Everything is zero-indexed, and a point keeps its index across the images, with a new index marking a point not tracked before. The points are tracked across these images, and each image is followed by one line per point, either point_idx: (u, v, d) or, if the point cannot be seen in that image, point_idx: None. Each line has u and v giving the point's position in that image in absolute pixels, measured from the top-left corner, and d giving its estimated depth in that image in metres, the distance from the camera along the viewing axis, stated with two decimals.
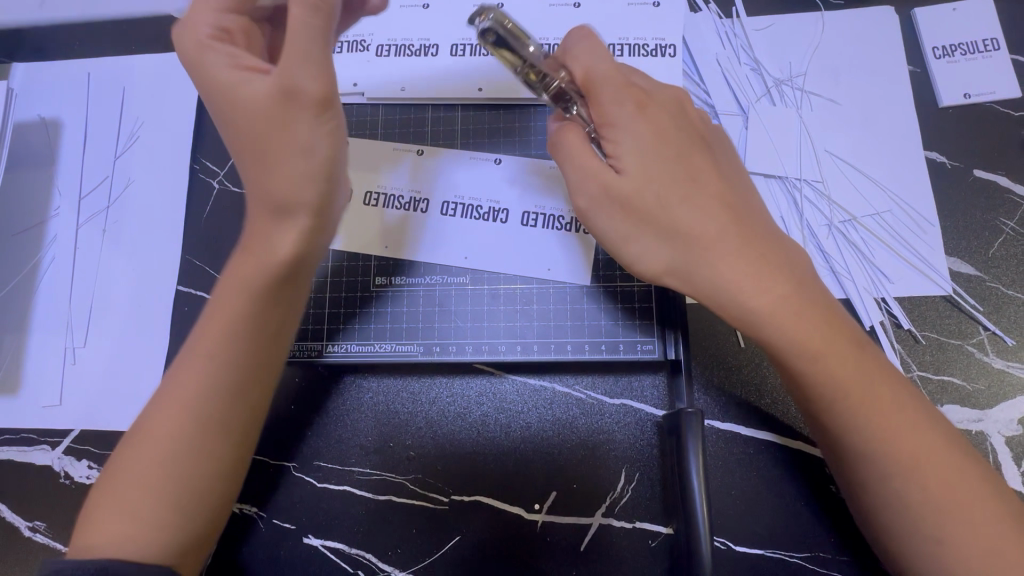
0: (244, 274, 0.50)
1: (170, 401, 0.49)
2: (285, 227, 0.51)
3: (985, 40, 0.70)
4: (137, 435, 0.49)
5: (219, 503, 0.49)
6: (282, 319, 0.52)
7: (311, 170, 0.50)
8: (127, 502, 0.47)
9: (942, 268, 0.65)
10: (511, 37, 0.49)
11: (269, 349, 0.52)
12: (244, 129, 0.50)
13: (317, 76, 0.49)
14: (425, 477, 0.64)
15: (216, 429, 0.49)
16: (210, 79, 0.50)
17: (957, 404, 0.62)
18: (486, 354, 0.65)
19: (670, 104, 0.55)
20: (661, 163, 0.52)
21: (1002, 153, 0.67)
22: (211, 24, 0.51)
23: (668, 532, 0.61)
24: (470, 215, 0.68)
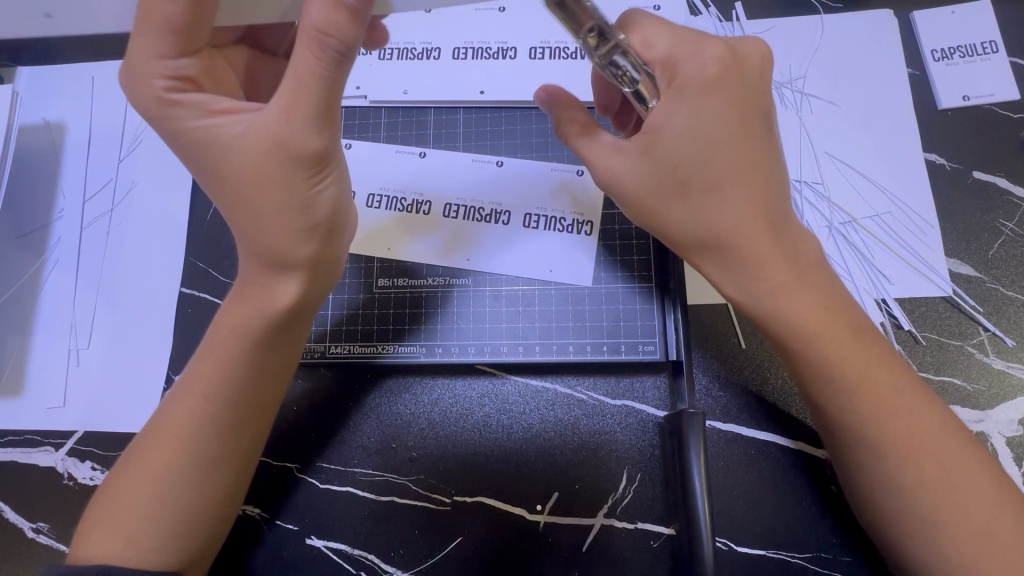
0: (242, 319, 0.52)
1: (163, 436, 0.51)
2: (290, 280, 0.52)
3: (984, 43, 0.70)
4: (133, 462, 0.51)
5: (212, 527, 0.52)
6: (275, 360, 0.54)
7: (312, 227, 0.50)
8: (123, 523, 0.49)
9: (941, 269, 0.65)
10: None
11: (263, 390, 0.53)
12: (231, 184, 0.49)
13: (314, 133, 0.47)
14: (427, 478, 0.64)
15: (210, 463, 0.51)
16: (183, 134, 0.49)
17: (958, 404, 0.62)
18: (488, 355, 0.65)
19: (748, 80, 0.49)
20: (710, 148, 0.48)
21: (1001, 155, 0.68)
22: (165, 75, 0.48)
23: (670, 533, 0.61)
24: (472, 217, 0.69)
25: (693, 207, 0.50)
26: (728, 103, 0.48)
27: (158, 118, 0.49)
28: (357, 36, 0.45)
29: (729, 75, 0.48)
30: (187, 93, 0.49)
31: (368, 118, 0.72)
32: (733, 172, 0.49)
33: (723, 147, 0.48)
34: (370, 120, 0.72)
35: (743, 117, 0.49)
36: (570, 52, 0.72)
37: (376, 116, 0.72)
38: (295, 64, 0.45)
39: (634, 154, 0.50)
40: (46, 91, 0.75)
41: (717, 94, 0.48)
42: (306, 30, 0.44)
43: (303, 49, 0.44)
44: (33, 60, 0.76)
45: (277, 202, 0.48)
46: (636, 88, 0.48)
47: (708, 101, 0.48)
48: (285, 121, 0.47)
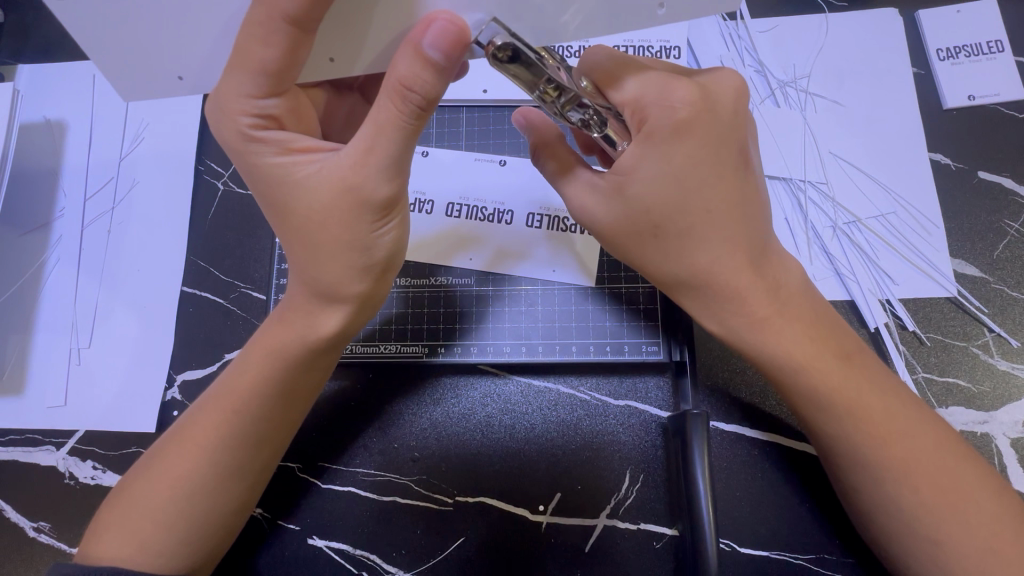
0: (282, 344, 0.51)
1: (184, 443, 0.51)
2: (335, 313, 0.51)
3: (990, 42, 0.70)
4: (151, 466, 0.51)
5: (220, 535, 0.52)
6: (307, 378, 0.53)
7: (369, 267, 0.49)
8: (135, 528, 0.49)
9: (947, 270, 0.65)
10: (527, 49, 0.41)
11: (290, 404, 0.53)
12: (298, 220, 0.48)
13: (388, 180, 0.46)
14: (429, 478, 0.64)
15: (227, 472, 0.51)
16: (257, 169, 0.48)
17: (963, 405, 0.62)
18: (490, 355, 0.65)
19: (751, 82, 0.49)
20: (692, 187, 0.47)
21: (1006, 155, 0.67)
22: (252, 112, 0.46)
23: (674, 534, 0.61)
24: (475, 217, 0.68)
25: (670, 249, 0.49)
26: (731, 118, 0.48)
27: (238, 150, 0.48)
28: (441, 87, 0.43)
29: (737, 101, 0.49)
30: (270, 131, 0.48)
31: None
32: (719, 203, 0.48)
33: (698, 188, 0.47)
34: None
35: (718, 153, 0.47)
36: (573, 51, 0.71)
37: None
38: (377, 112, 0.44)
39: (609, 194, 0.49)
40: (47, 90, 0.75)
41: (690, 134, 0.46)
42: (391, 81, 0.42)
43: (386, 100, 0.43)
44: (35, 58, 0.76)
45: (339, 243, 0.47)
46: (603, 132, 0.48)
47: (677, 146, 0.46)
48: (360, 169, 0.45)
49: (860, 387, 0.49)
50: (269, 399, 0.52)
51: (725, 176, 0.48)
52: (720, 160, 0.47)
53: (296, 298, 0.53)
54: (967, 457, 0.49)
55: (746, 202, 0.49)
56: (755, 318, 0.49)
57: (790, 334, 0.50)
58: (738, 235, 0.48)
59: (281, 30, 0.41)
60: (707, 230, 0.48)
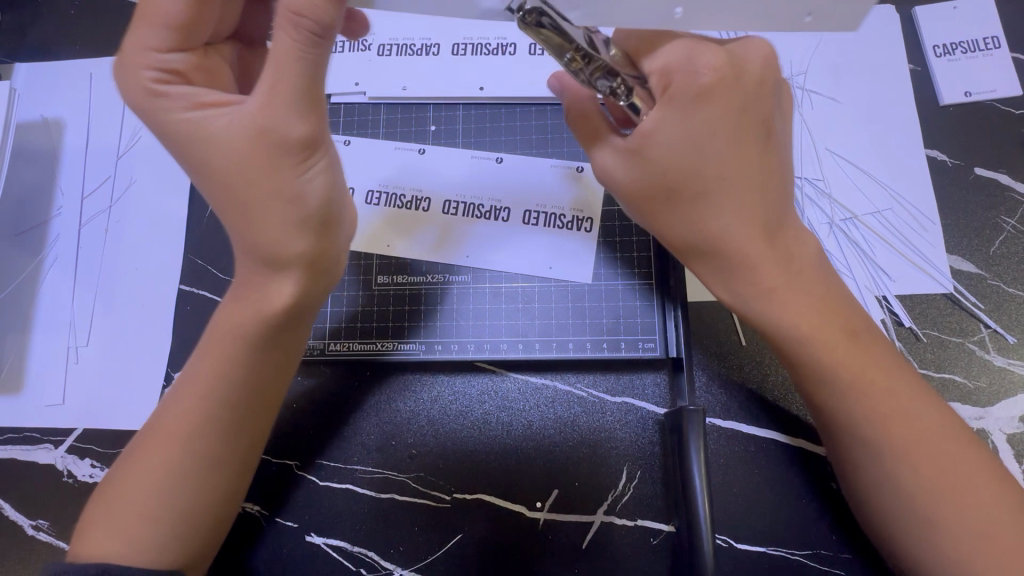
0: (238, 320, 0.51)
1: (161, 435, 0.51)
2: (285, 282, 0.50)
3: (986, 38, 0.70)
4: (131, 461, 0.51)
5: (209, 529, 0.52)
6: (275, 361, 0.53)
7: (306, 220, 0.48)
8: (124, 526, 0.49)
9: (943, 266, 0.65)
10: (556, 13, 0.42)
11: (262, 387, 0.53)
12: (218, 171, 0.47)
13: (303, 117, 0.46)
14: (426, 475, 0.64)
15: (207, 464, 0.51)
16: (167, 129, 0.48)
17: (959, 401, 0.62)
18: (487, 352, 0.65)
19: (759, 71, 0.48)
20: (713, 155, 0.47)
21: (1002, 151, 0.67)
22: (154, 66, 0.48)
23: (670, 530, 0.61)
24: (471, 214, 0.68)
25: (683, 212, 0.49)
26: (760, 89, 0.48)
27: (142, 112, 0.48)
28: (335, 14, 0.44)
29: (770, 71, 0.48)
30: (173, 86, 0.48)
31: (367, 116, 0.71)
32: (742, 170, 0.48)
33: (716, 153, 0.47)
34: (369, 117, 0.71)
35: (741, 120, 0.47)
36: None
37: (375, 112, 0.71)
38: (274, 45, 0.45)
39: (626, 156, 0.50)
40: (44, 89, 0.75)
41: (713, 99, 0.46)
42: (283, 12, 0.44)
43: (280, 31, 0.44)
44: (32, 57, 0.76)
45: (264, 190, 0.47)
46: (629, 100, 0.48)
47: (699, 110, 0.46)
48: (268, 104, 0.46)
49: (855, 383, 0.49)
50: (246, 386, 0.52)
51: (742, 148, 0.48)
52: (746, 132, 0.48)
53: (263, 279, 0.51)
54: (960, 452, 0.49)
55: (770, 173, 0.49)
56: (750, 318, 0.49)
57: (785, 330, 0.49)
58: (739, 229, 0.48)
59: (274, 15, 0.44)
60: (726, 197, 0.48)
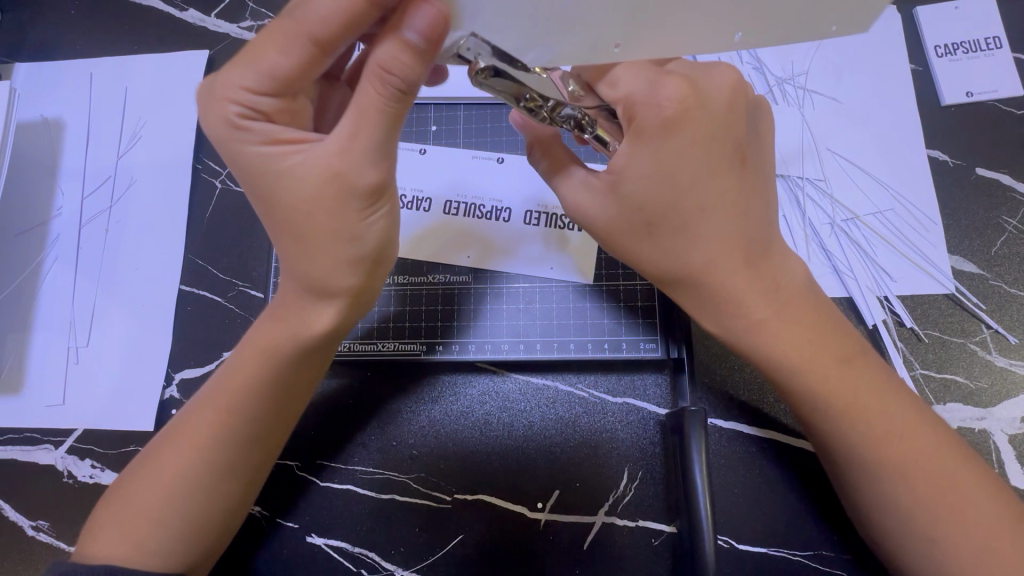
0: (276, 344, 0.51)
1: (181, 442, 0.51)
2: (328, 308, 0.51)
3: (988, 39, 0.70)
4: (147, 465, 0.51)
5: (216, 535, 0.52)
6: (301, 379, 0.53)
7: (360, 258, 0.48)
8: (132, 528, 0.49)
9: (945, 267, 0.65)
10: (508, 66, 0.42)
11: (288, 403, 0.53)
12: (285, 210, 0.47)
13: (374, 166, 0.45)
14: (427, 476, 0.64)
15: (224, 472, 0.51)
16: (244, 163, 0.47)
17: (961, 402, 0.62)
18: (488, 353, 0.65)
19: (722, 99, 0.47)
20: (688, 185, 0.47)
21: (1004, 151, 0.67)
22: (239, 101, 0.45)
23: (671, 531, 0.61)
24: (472, 215, 0.68)
25: (662, 246, 0.49)
26: (729, 116, 0.47)
27: (222, 140, 0.47)
28: (422, 75, 0.42)
29: (737, 98, 0.48)
30: (257, 122, 0.46)
31: None
32: (715, 201, 0.47)
33: (690, 184, 0.47)
34: None
35: (712, 150, 0.47)
36: None
37: None
38: (358, 96, 0.43)
39: (601, 191, 0.50)
40: (45, 89, 0.75)
41: (679, 131, 0.46)
42: (373, 66, 0.42)
43: (369, 84, 0.43)
44: (32, 57, 0.76)
45: (326, 232, 0.47)
46: (594, 131, 0.49)
47: (667, 142, 0.46)
48: (347, 156, 0.44)
49: (857, 384, 0.49)
50: (267, 400, 0.52)
51: (718, 174, 0.47)
52: (722, 159, 0.47)
53: (285, 295, 0.52)
54: (961, 453, 0.49)
55: (747, 199, 0.49)
56: (752, 319, 0.49)
57: (787, 331, 0.49)
58: (733, 239, 0.48)
59: (302, 47, 0.43)
60: (705, 226, 0.48)
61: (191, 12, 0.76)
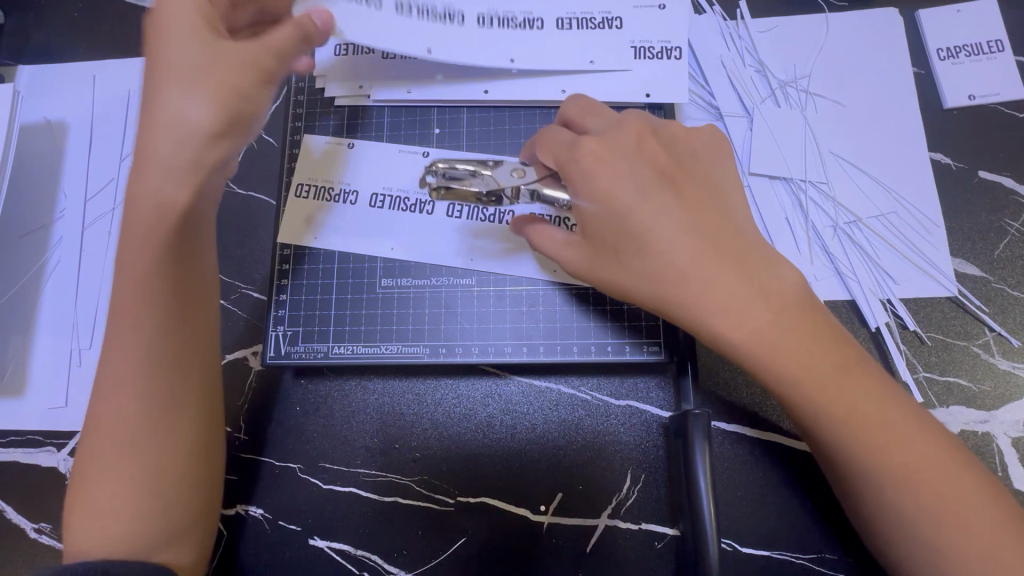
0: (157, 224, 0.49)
1: (113, 399, 0.49)
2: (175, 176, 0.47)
3: (990, 42, 0.70)
4: (89, 438, 0.49)
5: (187, 485, 0.51)
6: (190, 269, 0.52)
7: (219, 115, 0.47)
8: (105, 506, 0.48)
9: (947, 269, 0.65)
10: (458, 184, 0.55)
11: (194, 309, 0.52)
12: (166, 72, 0.47)
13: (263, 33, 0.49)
14: (430, 479, 0.64)
15: (165, 406, 0.50)
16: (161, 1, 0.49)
17: (963, 404, 0.62)
18: (491, 356, 0.64)
19: (630, 139, 0.53)
20: (632, 206, 0.50)
21: (1007, 154, 0.67)
22: None
23: (674, 533, 0.61)
24: (476, 217, 0.67)
25: (649, 276, 0.50)
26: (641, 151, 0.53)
27: None
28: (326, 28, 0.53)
29: (647, 140, 0.54)
30: None
31: (372, 118, 0.70)
32: (670, 221, 0.50)
33: (639, 208, 0.50)
34: (374, 120, 0.70)
35: (645, 177, 0.51)
36: None
37: (379, 115, 0.70)
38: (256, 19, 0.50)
39: (575, 241, 0.53)
40: (48, 91, 0.75)
41: (607, 164, 0.51)
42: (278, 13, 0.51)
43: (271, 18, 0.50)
44: (36, 59, 0.76)
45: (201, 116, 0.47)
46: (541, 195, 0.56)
47: (600, 171, 0.51)
48: (219, 53, 0.48)
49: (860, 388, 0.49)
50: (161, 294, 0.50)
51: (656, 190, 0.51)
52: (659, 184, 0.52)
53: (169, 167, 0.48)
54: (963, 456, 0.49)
55: (701, 216, 0.51)
56: (742, 333, 0.48)
57: (787, 340, 0.48)
58: (706, 255, 0.49)
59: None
60: (664, 245, 0.49)
61: None
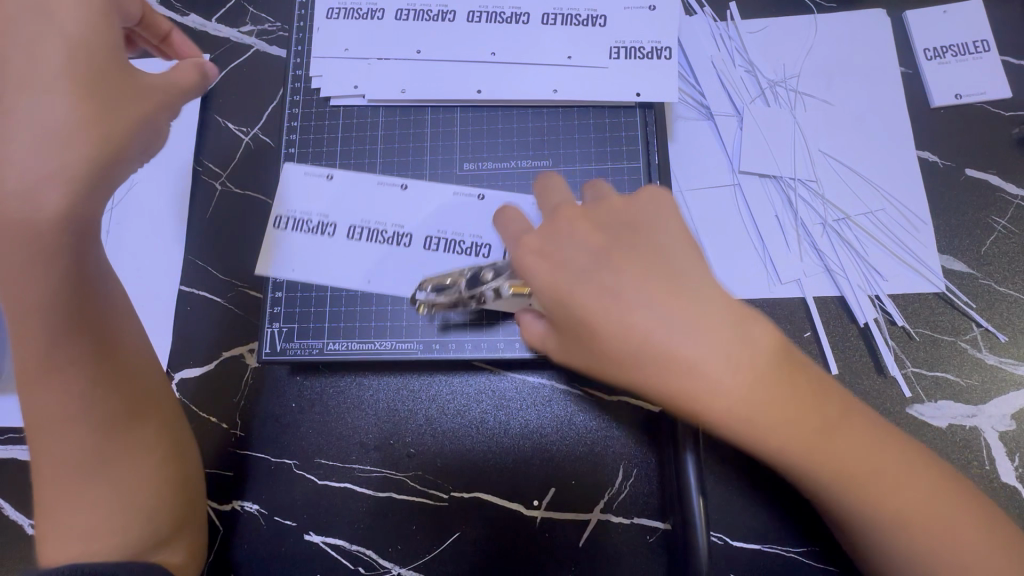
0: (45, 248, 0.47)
1: (63, 417, 0.49)
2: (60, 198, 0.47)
3: (976, 42, 0.71)
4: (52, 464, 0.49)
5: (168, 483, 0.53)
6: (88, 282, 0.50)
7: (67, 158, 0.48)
8: (84, 522, 0.48)
9: (935, 265, 0.66)
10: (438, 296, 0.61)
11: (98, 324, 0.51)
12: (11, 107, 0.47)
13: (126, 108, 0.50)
14: (425, 475, 0.64)
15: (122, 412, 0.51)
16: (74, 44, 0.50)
17: (951, 399, 0.62)
18: (484, 351, 0.64)
19: (568, 218, 0.50)
20: (577, 288, 0.46)
21: (993, 152, 0.68)
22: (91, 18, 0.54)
23: (665, 528, 0.62)
24: (453, 250, 0.66)
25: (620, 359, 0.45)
26: (579, 226, 0.49)
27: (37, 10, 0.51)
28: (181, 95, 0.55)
29: (586, 214, 0.50)
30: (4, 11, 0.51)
31: (366, 118, 0.71)
32: (621, 292, 0.46)
33: (584, 290, 0.46)
34: (368, 119, 0.71)
35: (592, 254, 0.48)
36: (567, 49, 0.69)
37: (373, 115, 0.71)
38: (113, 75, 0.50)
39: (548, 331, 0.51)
40: None
41: (549, 257, 0.48)
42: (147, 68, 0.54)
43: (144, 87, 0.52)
44: None
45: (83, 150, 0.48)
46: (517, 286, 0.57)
47: (540, 263, 0.48)
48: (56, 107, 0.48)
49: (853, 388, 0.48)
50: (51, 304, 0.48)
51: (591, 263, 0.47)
52: (603, 255, 0.47)
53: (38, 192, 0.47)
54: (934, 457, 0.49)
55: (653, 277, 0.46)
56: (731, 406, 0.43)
57: (772, 404, 0.43)
58: (671, 325, 0.44)
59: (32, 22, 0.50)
60: (623, 323, 0.45)
61: (193, 17, 0.78)
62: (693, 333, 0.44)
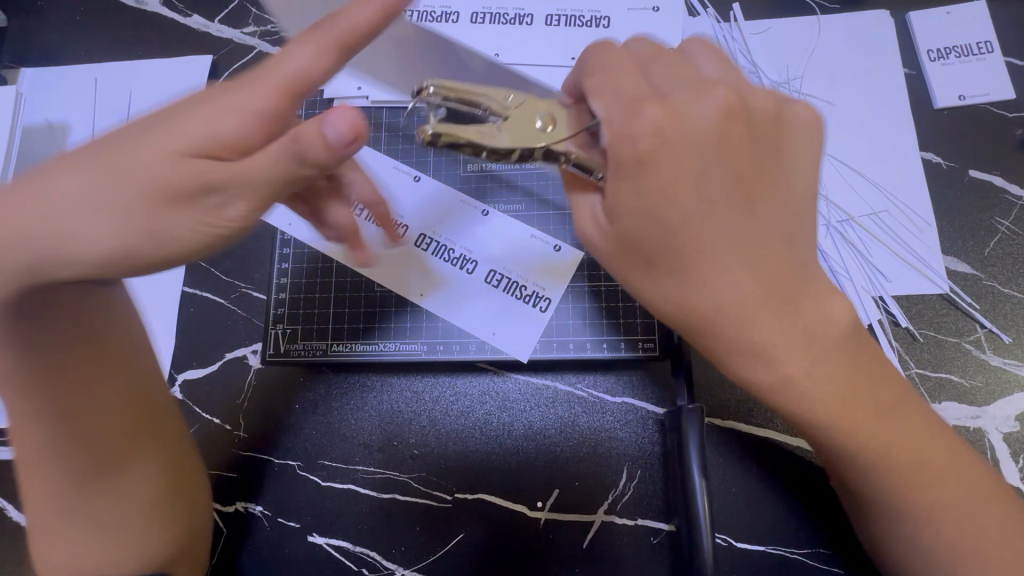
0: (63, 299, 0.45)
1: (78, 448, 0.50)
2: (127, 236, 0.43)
3: (979, 43, 0.71)
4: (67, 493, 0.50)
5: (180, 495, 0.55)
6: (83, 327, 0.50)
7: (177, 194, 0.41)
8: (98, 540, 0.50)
9: (938, 266, 0.66)
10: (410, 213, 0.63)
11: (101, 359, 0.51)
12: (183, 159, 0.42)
13: (238, 125, 0.42)
14: (428, 476, 0.64)
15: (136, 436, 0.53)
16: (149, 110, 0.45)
17: (955, 401, 0.63)
18: (489, 352, 0.66)
19: (699, 120, 0.42)
20: (686, 221, 0.42)
21: (997, 154, 0.68)
22: None
23: (669, 530, 0.62)
24: (441, 256, 0.68)
25: (668, 284, 0.44)
26: (721, 143, 0.43)
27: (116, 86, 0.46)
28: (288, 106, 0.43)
29: (737, 121, 0.43)
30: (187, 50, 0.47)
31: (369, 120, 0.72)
32: (725, 225, 0.43)
33: (683, 222, 0.42)
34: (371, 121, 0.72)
35: (722, 175, 0.43)
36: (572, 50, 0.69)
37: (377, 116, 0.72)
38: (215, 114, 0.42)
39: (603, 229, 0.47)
40: (48, 93, 0.76)
41: (660, 168, 0.42)
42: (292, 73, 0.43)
43: (269, 95, 0.43)
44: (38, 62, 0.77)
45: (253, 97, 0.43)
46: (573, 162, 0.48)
47: (639, 118, 0.42)
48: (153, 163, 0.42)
49: None
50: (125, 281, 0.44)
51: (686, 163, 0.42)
52: (732, 184, 0.43)
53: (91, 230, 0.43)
54: None
55: (762, 235, 0.44)
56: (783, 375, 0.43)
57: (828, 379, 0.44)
58: (754, 275, 0.43)
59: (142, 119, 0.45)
60: (713, 271, 0.43)
61: (195, 18, 0.77)
62: (779, 325, 0.43)
